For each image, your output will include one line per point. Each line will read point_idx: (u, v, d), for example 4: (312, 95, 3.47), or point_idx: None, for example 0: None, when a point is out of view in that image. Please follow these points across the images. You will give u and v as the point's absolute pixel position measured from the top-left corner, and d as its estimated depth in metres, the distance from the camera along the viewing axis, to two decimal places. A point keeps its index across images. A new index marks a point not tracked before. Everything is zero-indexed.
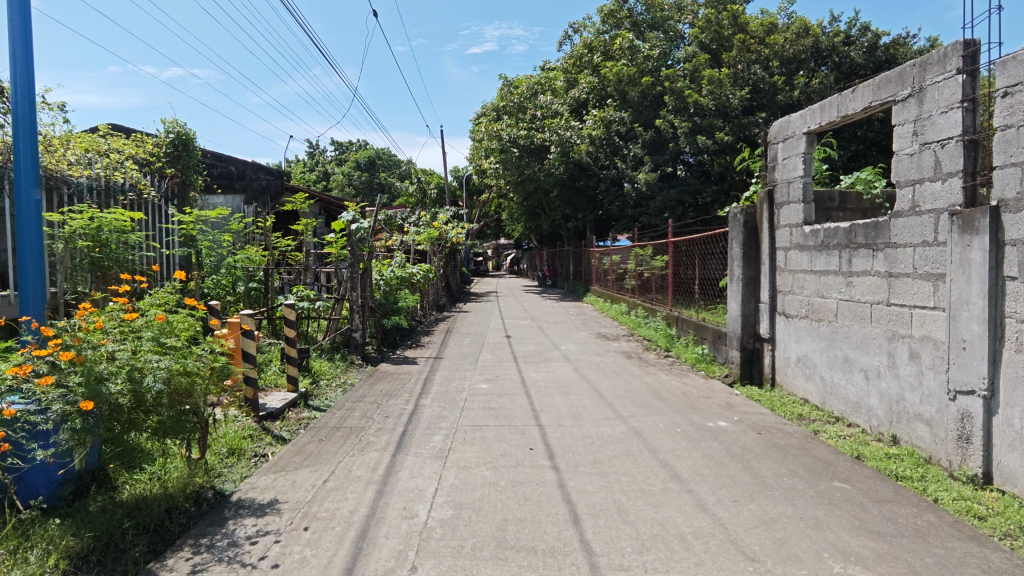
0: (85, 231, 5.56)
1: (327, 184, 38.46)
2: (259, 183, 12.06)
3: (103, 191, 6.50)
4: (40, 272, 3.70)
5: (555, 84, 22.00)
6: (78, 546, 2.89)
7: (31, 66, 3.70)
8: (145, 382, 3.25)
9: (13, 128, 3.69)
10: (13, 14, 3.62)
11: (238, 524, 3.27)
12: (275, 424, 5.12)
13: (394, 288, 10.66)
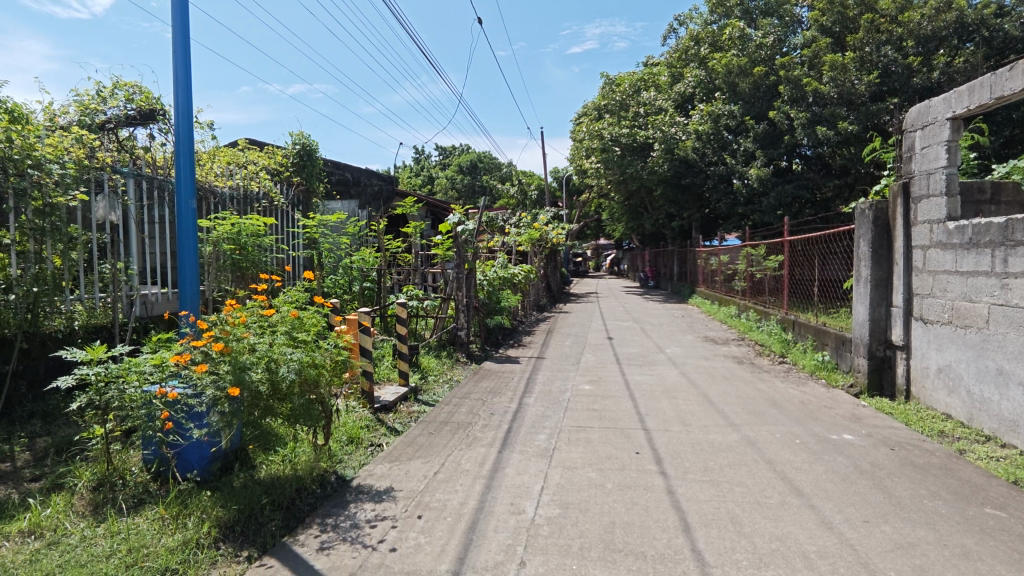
0: (227, 235, 6.21)
1: (432, 187, 40.06)
2: (372, 189, 12.85)
3: (242, 199, 7.25)
4: (195, 271, 4.18)
5: (659, 80, 21.41)
6: (226, 516, 3.21)
7: (190, 88, 4.18)
8: (281, 371, 3.57)
9: (176, 144, 4.19)
10: (176, 43, 4.09)
11: (359, 508, 3.50)
12: (389, 416, 5.41)
13: (497, 288, 10.89)
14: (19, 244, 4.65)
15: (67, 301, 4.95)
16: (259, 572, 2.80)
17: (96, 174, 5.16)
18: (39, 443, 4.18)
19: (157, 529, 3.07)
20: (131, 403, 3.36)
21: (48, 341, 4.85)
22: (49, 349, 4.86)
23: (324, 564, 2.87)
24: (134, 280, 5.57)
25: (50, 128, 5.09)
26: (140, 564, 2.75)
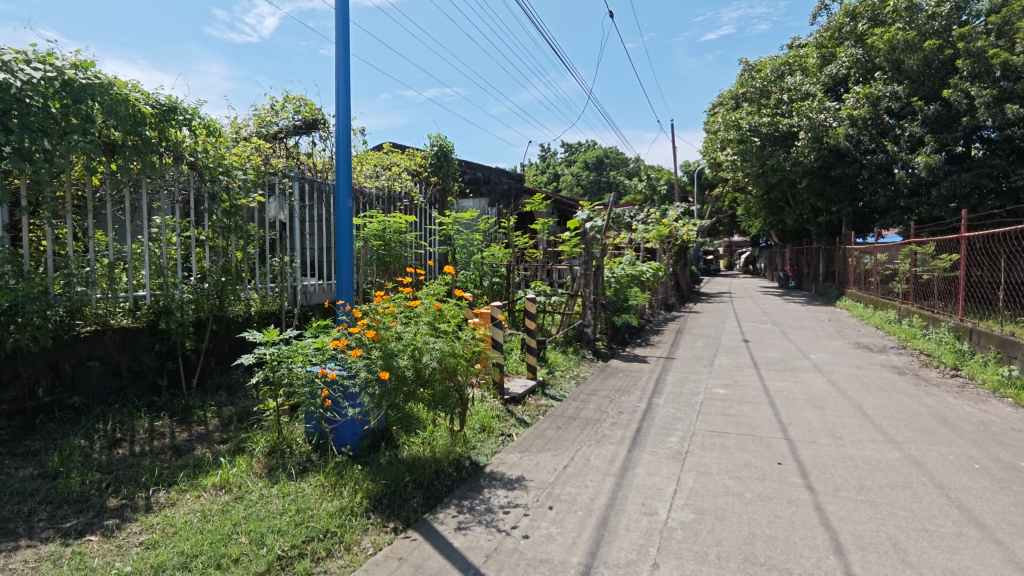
0: (375, 231, 6.75)
1: (558, 185, 40.31)
2: (502, 187, 13.19)
3: (387, 199, 7.82)
4: (350, 266, 4.55)
5: (808, 62, 19.72)
6: (375, 489, 3.49)
7: (349, 97, 4.54)
8: (424, 359, 3.82)
9: (336, 148, 4.57)
10: (338, 58, 4.47)
11: (493, 493, 3.65)
12: (518, 408, 5.56)
13: (624, 286, 10.72)
14: (210, 240, 5.34)
15: (246, 290, 5.67)
16: (404, 543, 3.03)
17: (269, 179, 5.86)
18: (225, 411, 4.86)
19: (319, 494, 3.43)
20: (298, 380, 3.76)
21: (231, 324, 5.56)
22: (232, 331, 5.57)
23: (463, 543, 3.03)
24: (297, 272, 6.27)
25: (236, 139, 5.84)
26: (306, 523, 3.09)
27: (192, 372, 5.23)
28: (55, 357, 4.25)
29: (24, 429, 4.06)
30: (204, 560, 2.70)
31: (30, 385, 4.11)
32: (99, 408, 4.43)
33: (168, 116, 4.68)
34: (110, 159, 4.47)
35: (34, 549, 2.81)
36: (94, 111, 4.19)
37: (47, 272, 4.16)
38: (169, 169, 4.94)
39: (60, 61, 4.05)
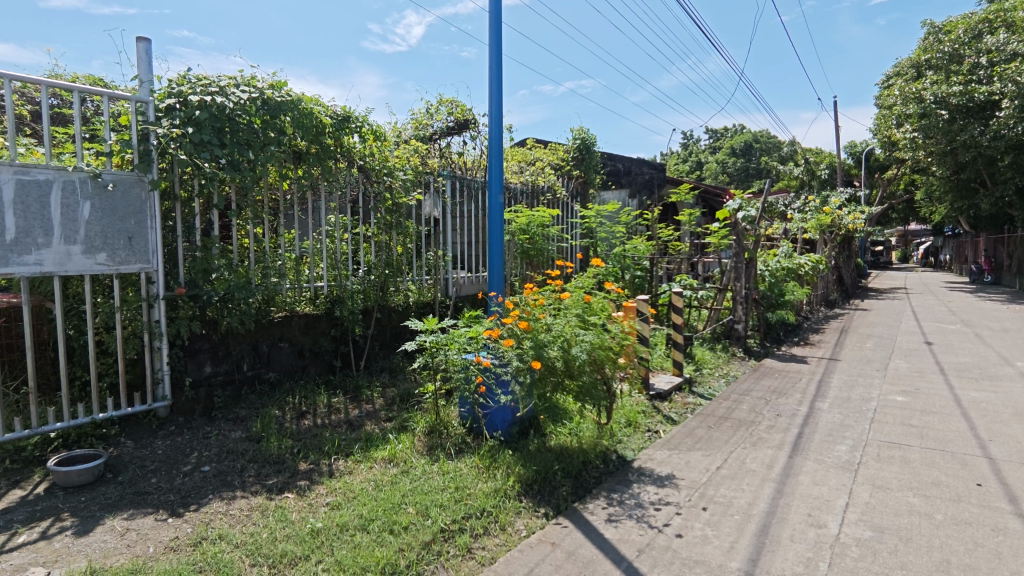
0: (522, 225, 6.99)
1: (701, 173, 38.33)
2: (643, 178, 12.87)
3: (530, 194, 8.03)
4: (501, 259, 4.69)
5: (1014, 17, 16.84)
6: (526, 475, 3.62)
7: (502, 96, 4.69)
8: (574, 351, 3.87)
9: (488, 146, 4.74)
10: (490, 60, 4.65)
11: (643, 489, 3.60)
12: (665, 405, 5.41)
13: (780, 280, 9.95)
14: (375, 236, 5.85)
15: (404, 282, 6.16)
16: (556, 529, 3.11)
17: (424, 178, 6.32)
18: (389, 391, 5.32)
19: (475, 474, 3.63)
20: (454, 366, 4.01)
21: (393, 313, 6.07)
22: (394, 320, 6.08)
23: (614, 536, 3.04)
24: (449, 265, 6.68)
25: (397, 140, 6.32)
26: (465, 501, 3.29)
27: (361, 355, 5.78)
28: (256, 339, 4.93)
29: (233, 398, 4.77)
30: (380, 525, 2.99)
31: (238, 361, 4.83)
32: (288, 383, 5.10)
33: (343, 125, 5.23)
34: (297, 165, 5.09)
35: (246, 500, 3.31)
36: (286, 125, 4.79)
37: (250, 266, 4.85)
38: (344, 174, 5.50)
39: (261, 82, 4.68)
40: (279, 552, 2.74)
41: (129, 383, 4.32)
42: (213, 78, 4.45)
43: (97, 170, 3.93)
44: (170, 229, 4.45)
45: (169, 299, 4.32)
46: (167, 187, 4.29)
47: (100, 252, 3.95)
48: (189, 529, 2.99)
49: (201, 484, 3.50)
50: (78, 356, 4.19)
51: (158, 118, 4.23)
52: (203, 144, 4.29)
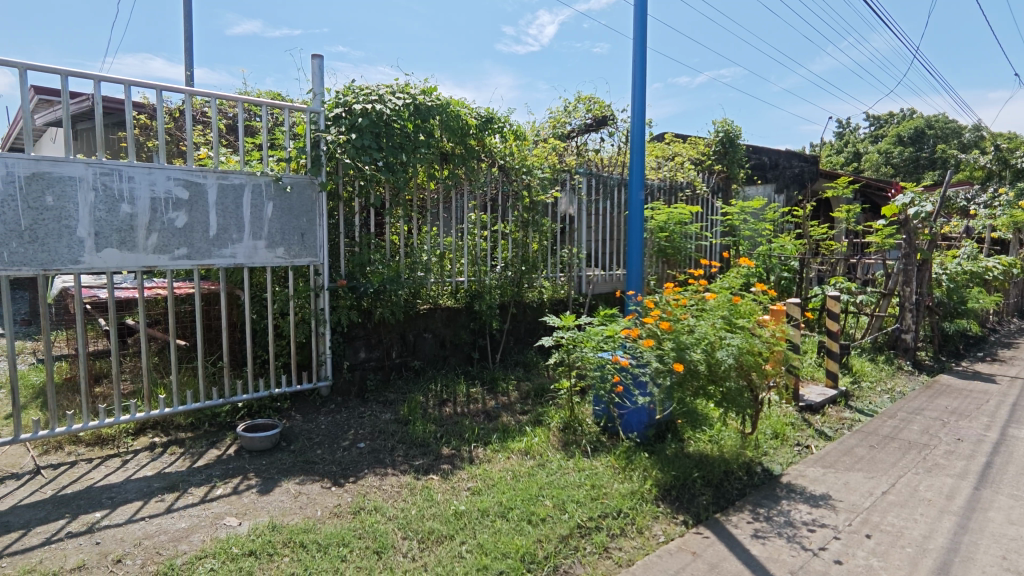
0: (659, 223, 6.79)
1: (860, 165, 34.53)
2: (792, 171, 11.80)
3: (668, 189, 7.80)
4: (640, 258, 4.58)
5: None
6: (664, 479, 3.51)
7: (645, 90, 4.58)
8: (719, 355, 3.68)
9: (629, 142, 4.65)
10: (634, 54, 4.57)
11: (794, 507, 3.34)
12: (816, 419, 4.96)
13: (961, 285, 8.67)
14: (513, 233, 6.01)
15: (539, 279, 6.27)
16: (697, 538, 3.00)
17: (561, 176, 6.38)
18: (523, 385, 5.44)
19: (611, 474, 3.60)
20: (590, 365, 4.00)
21: (528, 309, 6.20)
22: (528, 316, 6.21)
23: (762, 553, 2.86)
24: (583, 263, 6.70)
25: (536, 139, 6.43)
26: (601, 499, 3.28)
27: (497, 348, 5.98)
28: (403, 329, 5.30)
29: (383, 382, 5.17)
30: (518, 514, 3.08)
31: (388, 348, 5.22)
32: (431, 371, 5.42)
33: (486, 125, 5.45)
34: (444, 166, 5.39)
35: (397, 477, 3.58)
36: (435, 127, 5.10)
37: (400, 260, 5.23)
38: (486, 173, 5.70)
39: (414, 89, 4.99)
40: (427, 529, 2.93)
41: (299, 363, 4.86)
42: (374, 87, 4.83)
43: (279, 175, 4.45)
44: (335, 226, 4.94)
45: (332, 289, 4.79)
46: (333, 189, 4.76)
47: (279, 247, 4.48)
48: (350, 499, 3.30)
49: (358, 459, 3.85)
50: (260, 338, 4.79)
51: (327, 126, 4.69)
52: (363, 148, 4.68)
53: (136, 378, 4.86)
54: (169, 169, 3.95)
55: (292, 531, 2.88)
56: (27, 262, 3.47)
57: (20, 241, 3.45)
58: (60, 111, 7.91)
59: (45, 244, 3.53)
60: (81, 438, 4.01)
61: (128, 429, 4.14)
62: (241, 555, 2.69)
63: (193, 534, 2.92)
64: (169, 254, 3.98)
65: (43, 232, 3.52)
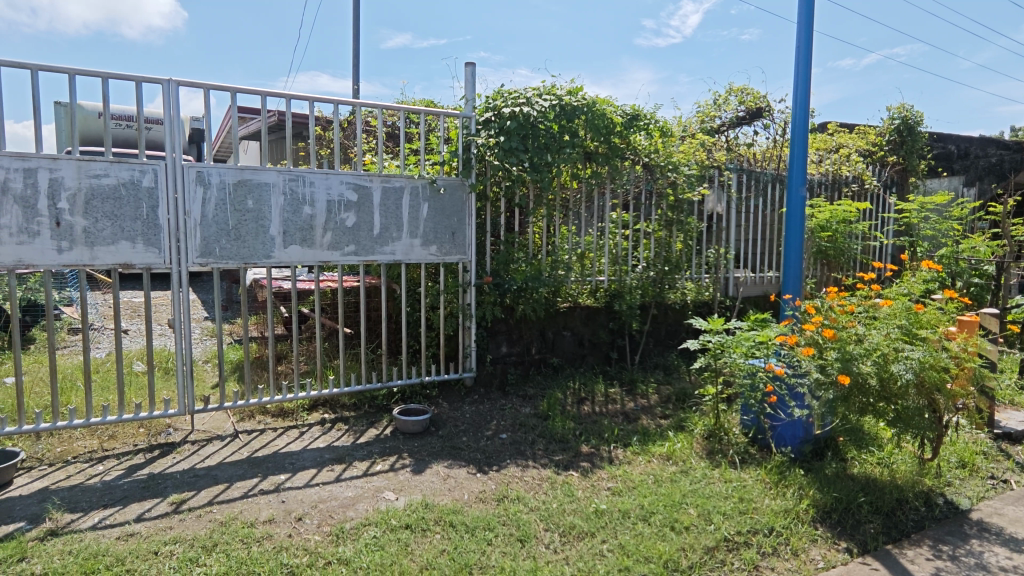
0: (821, 221, 6.20)
1: None
2: (988, 161, 10.15)
3: (830, 184, 7.13)
4: (799, 259, 4.22)
5: None
6: (823, 500, 3.23)
7: (809, 78, 4.23)
8: (894, 369, 3.29)
9: (790, 134, 4.31)
10: (798, 37, 4.23)
11: (987, 549, 2.92)
12: (1017, 450, 4.24)
13: None
14: (656, 232, 5.87)
15: (682, 279, 6.05)
16: (864, 569, 2.74)
17: (709, 172, 6.11)
18: (663, 389, 5.29)
19: (762, 489, 3.38)
20: (738, 371, 3.82)
21: (670, 310, 6.02)
22: (669, 317, 6.02)
23: None
24: (730, 264, 6.37)
25: (683, 134, 6.20)
26: (751, 514, 3.10)
27: (636, 349, 5.88)
28: (543, 326, 5.41)
29: (523, 377, 5.33)
30: (661, 519, 3.02)
31: (528, 344, 5.37)
32: (569, 369, 5.47)
33: (632, 122, 5.38)
34: (588, 165, 5.40)
35: (538, 470, 3.68)
36: (580, 127, 5.13)
37: (543, 259, 5.34)
38: (630, 171, 5.62)
39: (560, 90, 5.07)
40: (568, 524, 2.97)
41: (447, 354, 5.17)
42: (522, 90, 4.97)
43: (434, 177, 4.76)
44: (482, 225, 5.18)
45: (478, 285, 5.03)
46: (481, 189, 4.99)
47: (432, 245, 4.80)
48: (494, 486, 3.45)
49: (501, 449, 4.01)
50: (414, 329, 5.18)
51: (478, 130, 4.91)
52: (511, 150, 4.84)
53: (311, 360, 5.49)
54: (343, 175, 4.41)
55: (442, 511, 3.08)
56: (232, 256, 4.07)
57: (228, 238, 4.06)
58: (258, 123, 9.18)
59: (246, 241, 4.12)
60: (267, 409, 4.62)
61: (303, 404, 4.70)
62: (400, 527, 2.94)
63: (358, 503, 3.24)
64: (341, 251, 4.44)
65: (244, 230, 4.11)
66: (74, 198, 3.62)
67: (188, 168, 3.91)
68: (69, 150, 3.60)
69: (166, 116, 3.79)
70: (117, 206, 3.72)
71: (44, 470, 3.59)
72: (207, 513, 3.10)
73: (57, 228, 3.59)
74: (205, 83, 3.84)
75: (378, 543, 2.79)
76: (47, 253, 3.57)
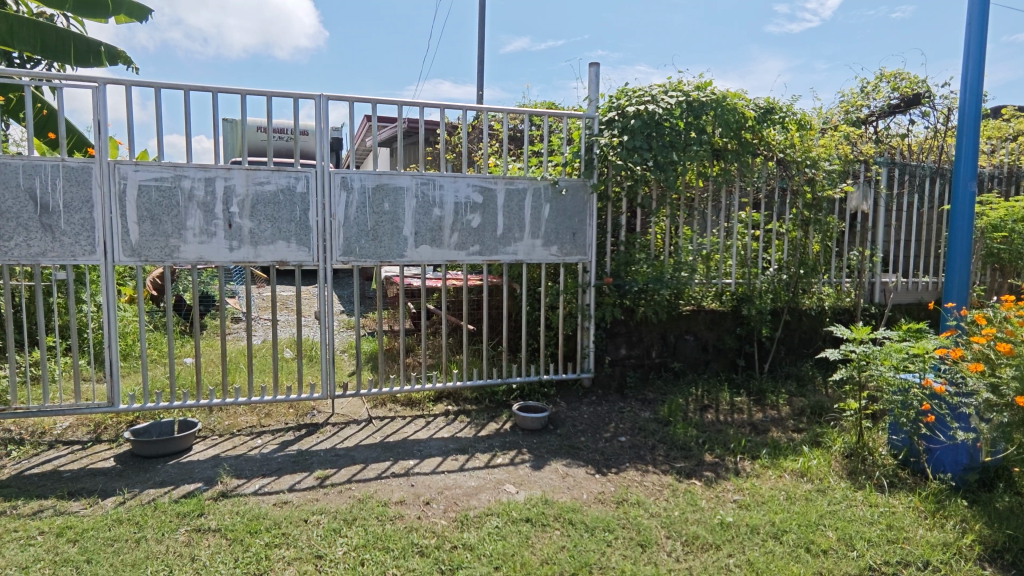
0: (993, 220, 5.39)
1: None
2: None
3: (1005, 178, 6.23)
4: (966, 263, 3.74)
5: None
6: (993, 537, 2.84)
7: (983, 59, 3.73)
8: None
9: (958, 123, 3.83)
10: (971, 14, 3.75)
11: None
12: None
13: None
14: (790, 232, 5.50)
15: (819, 284, 5.61)
16: None
17: (854, 167, 5.59)
18: (797, 401, 4.93)
19: (916, 518, 3.05)
20: (888, 386, 3.43)
21: (804, 317, 5.59)
22: (804, 324, 5.60)
23: None
24: (878, 268, 5.79)
25: (824, 126, 5.69)
26: (902, 544, 2.81)
27: (765, 357, 5.55)
28: (665, 329, 5.26)
29: (642, 380, 5.23)
30: (795, 539, 2.83)
31: (649, 347, 5.25)
32: (691, 375, 5.28)
33: (766, 116, 5.07)
34: (715, 163, 5.18)
35: (658, 476, 3.60)
36: (708, 123, 4.92)
37: (665, 260, 5.19)
38: (761, 167, 5.31)
39: (688, 86, 4.90)
40: (691, 534, 2.89)
41: (565, 354, 5.20)
42: (647, 88, 4.87)
43: (556, 179, 4.81)
44: (603, 226, 5.15)
45: (598, 286, 5.01)
46: (604, 190, 4.97)
47: (553, 245, 4.86)
48: (613, 488, 3.43)
49: (620, 452, 3.97)
50: (533, 328, 5.27)
51: (601, 130, 4.90)
52: (634, 150, 4.76)
53: (436, 354, 5.79)
54: (470, 178, 4.60)
55: (562, 508, 3.12)
56: (370, 255, 4.41)
57: (367, 238, 4.40)
58: (396, 129, 9.95)
59: (382, 241, 4.44)
60: (398, 398, 4.95)
61: (430, 395, 4.97)
62: (520, 520, 3.02)
63: (481, 493, 3.38)
64: (467, 251, 4.64)
65: (381, 231, 4.43)
66: (243, 203, 4.12)
67: (335, 175, 4.29)
68: (239, 161, 4.09)
69: (317, 128, 4.19)
70: (276, 210, 4.18)
71: (215, 440, 4.13)
72: (347, 490, 3.40)
73: (229, 230, 4.10)
74: (350, 96, 4.20)
75: (500, 533, 2.89)
76: (221, 251, 4.09)
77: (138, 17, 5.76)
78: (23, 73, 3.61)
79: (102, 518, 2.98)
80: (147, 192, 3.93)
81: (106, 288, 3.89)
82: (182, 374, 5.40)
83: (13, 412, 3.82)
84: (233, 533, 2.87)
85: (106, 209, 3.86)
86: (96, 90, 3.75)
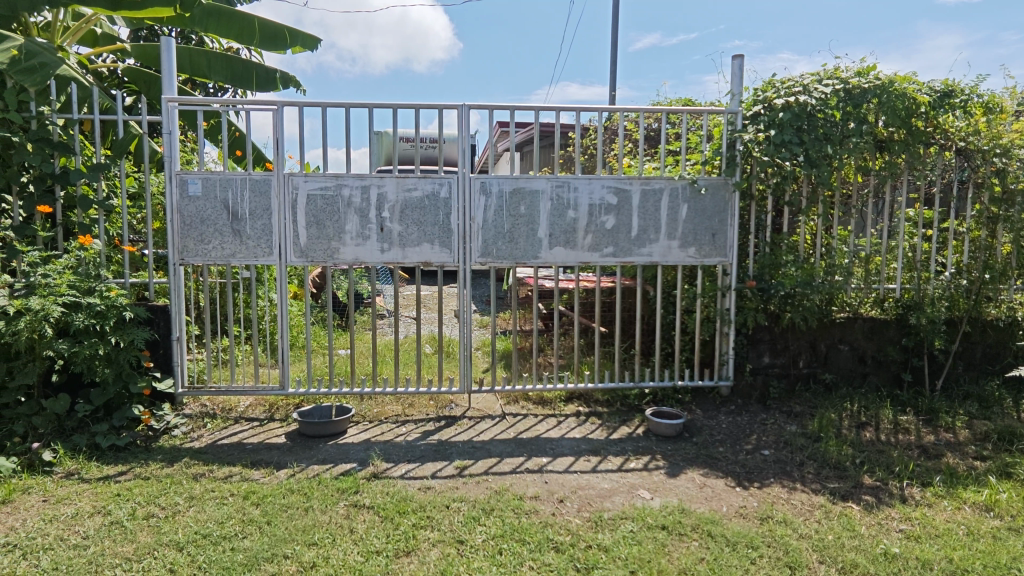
0: None
1: None
2: None
3: None
4: None
5: None
6: None
7: None
8: None
9: None
10: None
11: None
12: None
13: None
14: (972, 231, 4.82)
15: (1009, 291, 4.86)
16: None
17: None
18: (979, 424, 4.31)
19: None
20: None
21: (989, 328, 4.89)
22: (989, 337, 4.89)
23: None
24: None
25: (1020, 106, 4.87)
26: None
27: (937, 373, 4.92)
28: (815, 337, 4.85)
29: (788, 392, 4.87)
30: None
31: (796, 356, 4.87)
32: (846, 388, 4.81)
33: (943, 101, 4.48)
34: (879, 156, 4.69)
35: (808, 495, 3.34)
36: (870, 112, 4.48)
37: (816, 262, 4.79)
38: (935, 159, 4.73)
39: (847, 72, 4.48)
40: (849, 561, 2.65)
41: (702, 360, 5.00)
42: (798, 77, 4.52)
43: (695, 177, 4.64)
44: (745, 226, 4.88)
45: (740, 290, 4.74)
46: (747, 188, 4.70)
47: (691, 247, 4.70)
48: (756, 504, 3.24)
49: (763, 466, 3.74)
50: (668, 332, 5.12)
51: (745, 125, 4.61)
52: (783, 144, 4.45)
53: (568, 355, 5.85)
54: (605, 179, 4.59)
55: (700, 519, 3.01)
56: (506, 256, 4.57)
57: (504, 240, 4.57)
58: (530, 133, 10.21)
59: (518, 242, 4.58)
60: (530, 396, 5.07)
61: (561, 395, 5.03)
62: (656, 527, 2.96)
63: (615, 496, 3.36)
64: (600, 252, 4.63)
65: (518, 233, 4.57)
66: (394, 209, 4.47)
67: (475, 180, 4.51)
68: (390, 170, 4.45)
69: (458, 136, 4.42)
70: (422, 214, 4.49)
71: (367, 425, 4.53)
72: (484, 481, 3.55)
73: (382, 233, 4.47)
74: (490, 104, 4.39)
75: (636, 538, 2.86)
76: (375, 253, 4.47)
77: (309, 46, 6.47)
78: (218, 101, 4.21)
79: (278, 487, 3.40)
80: (314, 201, 4.41)
81: (280, 285, 4.42)
82: (339, 363, 5.99)
83: (209, 389, 4.47)
84: (385, 511, 3.13)
85: (282, 216, 4.39)
86: (274, 112, 4.27)
